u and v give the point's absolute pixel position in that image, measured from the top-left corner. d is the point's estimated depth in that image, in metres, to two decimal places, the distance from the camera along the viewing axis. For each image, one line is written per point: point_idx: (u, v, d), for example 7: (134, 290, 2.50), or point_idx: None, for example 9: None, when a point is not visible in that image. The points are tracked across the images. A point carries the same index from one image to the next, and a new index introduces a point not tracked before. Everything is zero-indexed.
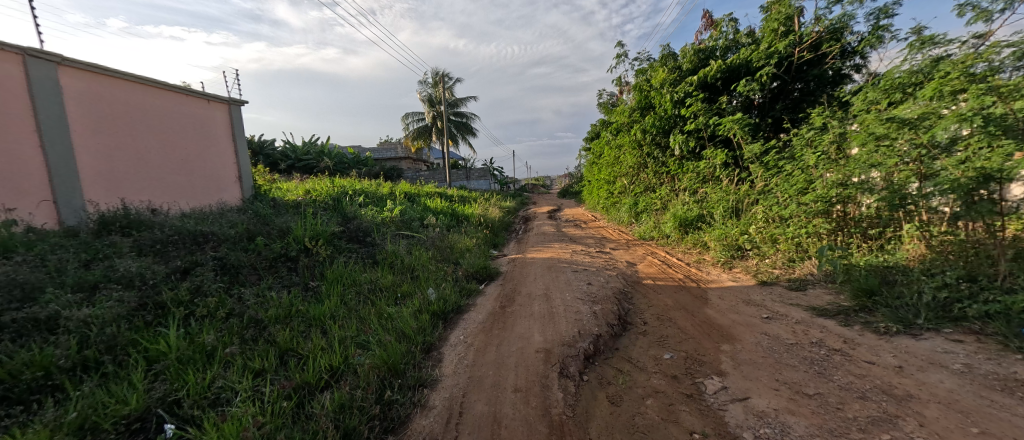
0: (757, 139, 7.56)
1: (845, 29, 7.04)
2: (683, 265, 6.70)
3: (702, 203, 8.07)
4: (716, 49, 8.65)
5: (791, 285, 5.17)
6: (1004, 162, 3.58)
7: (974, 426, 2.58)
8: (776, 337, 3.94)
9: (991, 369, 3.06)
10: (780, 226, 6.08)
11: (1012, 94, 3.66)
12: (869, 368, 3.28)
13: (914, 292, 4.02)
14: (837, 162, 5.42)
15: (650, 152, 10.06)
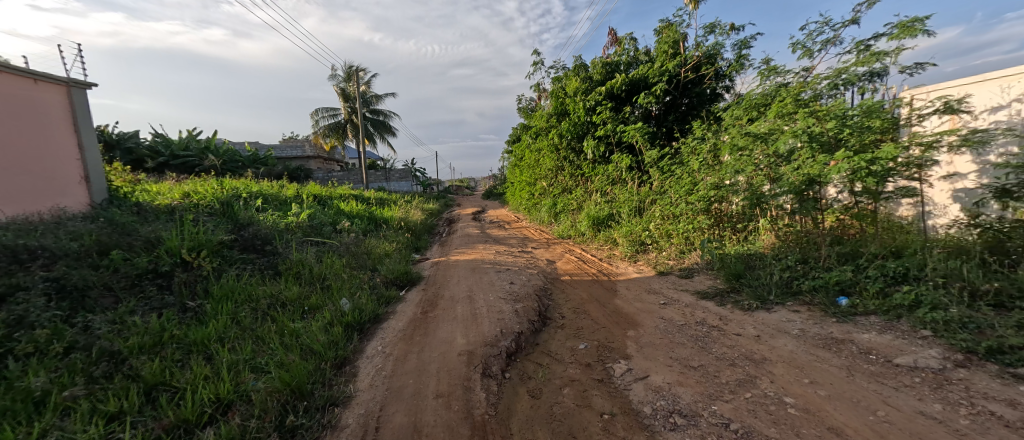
0: (654, 146, 8.57)
1: (718, 56, 8.42)
2: (596, 260, 7.53)
3: (611, 203, 8.97)
4: (620, 63, 9.71)
5: (682, 274, 6.14)
6: (819, 167, 4.71)
7: (805, 377, 3.32)
8: (671, 320, 4.70)
9: (817, 331, 4.03)
10: (672, 222, 7.09)
11: (827, 115, 4.72)
12: (737, 339, 4.09)
13: (768, 274, 5.11)
14: (713, 167, 6.58)
15: (567, 156, 10.96)
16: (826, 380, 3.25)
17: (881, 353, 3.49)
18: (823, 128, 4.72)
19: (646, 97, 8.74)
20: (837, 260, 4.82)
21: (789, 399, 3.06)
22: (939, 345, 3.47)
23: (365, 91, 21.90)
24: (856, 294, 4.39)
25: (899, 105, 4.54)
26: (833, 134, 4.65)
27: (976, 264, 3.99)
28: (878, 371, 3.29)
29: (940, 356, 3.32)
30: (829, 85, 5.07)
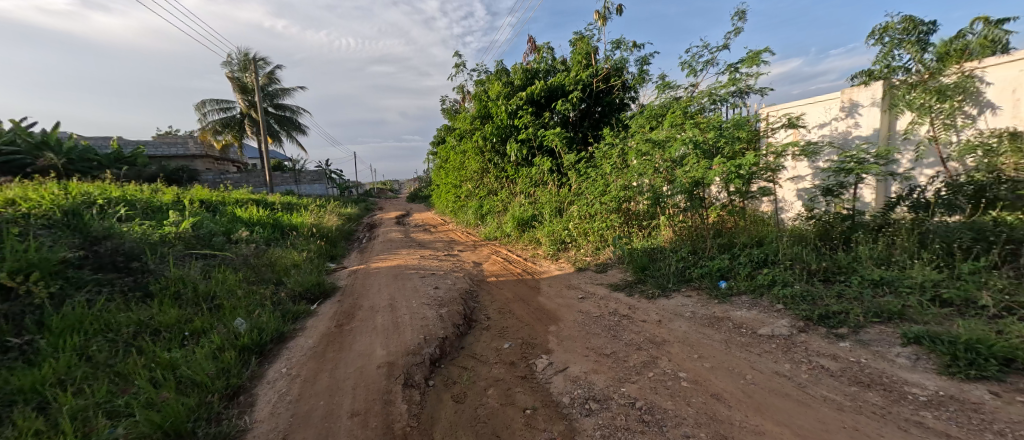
0: (572, 150, 9.20)
1: (624, 69, 9.32)
2: (522, 260, 7.47)
3: (534, 203, 9.25)
4: (538, 71, 10.35)
5: (597, 268, 6.34)
6: (701, 172, 5.29)
7: (696, 354, 3.55)
8: (587, 312, 4.74)
9: (702, 311, 4.39)
10: (589, 221, 7.35)
11: (707, 127, 5.53)
12: (643, 325, 4.26)
13: (668, 265, 5.48)
14: (622, 170, 6.97)
15: (491, 158, 11.17)
16: (711, 354, 3.53)
17: (751, 326, 3.91)
18: (707, 138, 5.43)
19: (564, 103, 9.35)
20: (718, 250, 5.52)
21: (683, 374, 3.25)
22: (789, 315, 3.98)
23: (265, 83, 20.27)
24: (733, 277, 4.88)
25: (760, 119, 5.48)
26: (714, 141, 5.38)
27: (812, 249, 4.62)
28: (744, 342, 3.68)
29: (791, 323, 3.83)
30: (711, 99, 6.02)
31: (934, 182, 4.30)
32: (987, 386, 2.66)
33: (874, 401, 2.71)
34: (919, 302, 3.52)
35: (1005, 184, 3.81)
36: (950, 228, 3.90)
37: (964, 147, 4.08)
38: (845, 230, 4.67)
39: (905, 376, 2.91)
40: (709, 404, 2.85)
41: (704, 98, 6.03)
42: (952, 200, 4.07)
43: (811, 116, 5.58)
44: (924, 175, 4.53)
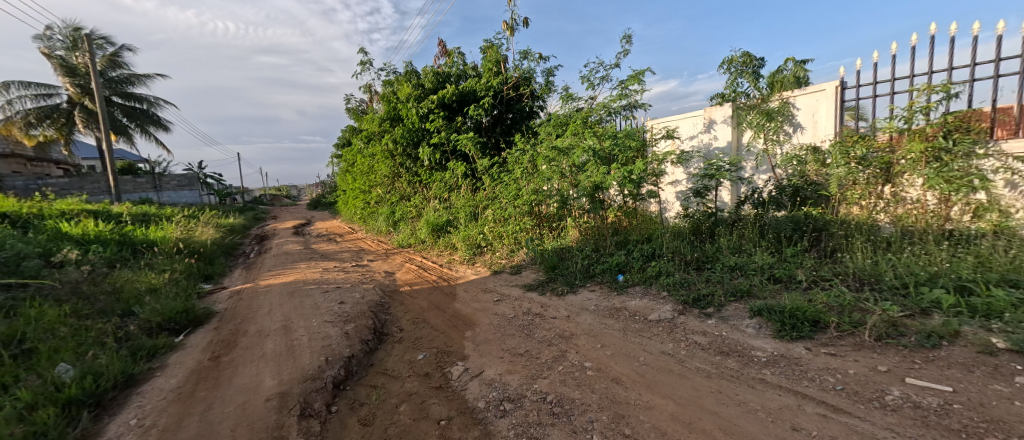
0: (486, 155, 9.42)
1: (532, 79, 9.91)
2: (437, 267, 7.47)
3: (449, 208, 9.35)
4: (449, 75, 10.49)
5: (512, 270, 6.53)
6: (600, 177, 5.70)
7: (598, 343, 3.78)
8: (503, 315, 4.79)
9: (602, 303, 4.75)
10: (503, 225, 7.59)
11: (603, 135, 6.14)
12: (554, 321, 4.43)
13: (574, 263, 5.82)
14: (532, 174, 7.26)
15: (402, 162, 10.94)
16: (611, 342, 3.76)
17: (643, 313, 4.27)
18: (603, 146, 5.81)
19: (477, 109, 9.58)
20: (615, 246, 6.02)
21: (588, 364, 3.40)
22: (670, 300, 4.41)
23: (105, 69, 17.06)
24: (628, 271, 5.26)
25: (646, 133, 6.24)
26: (611, 149, 5.76)
27: (686, 242, 5.28)
28: (638, 328, 4.00)
29: (672, 307, 4.24)
30: (605, 111, 6.71)
31: (769, 183, 5.23)
32: (808, 344, 3.22)
33: (733, 367, 3.11)
34: (759, 280, 4.13)
35: (811, 185, 4.78)
36: (774, 222, 4.77)
37: (786, 156, 4.96)
38: (707, 226, 5.46)
39: (750, 344, 3.39)
40: (610, 388, 3.00)
41: (601, 109, 6.68)
42: (777, 198, 5.02)
43: (684, 129, 6.36)
44: (761, 179, 5.48)
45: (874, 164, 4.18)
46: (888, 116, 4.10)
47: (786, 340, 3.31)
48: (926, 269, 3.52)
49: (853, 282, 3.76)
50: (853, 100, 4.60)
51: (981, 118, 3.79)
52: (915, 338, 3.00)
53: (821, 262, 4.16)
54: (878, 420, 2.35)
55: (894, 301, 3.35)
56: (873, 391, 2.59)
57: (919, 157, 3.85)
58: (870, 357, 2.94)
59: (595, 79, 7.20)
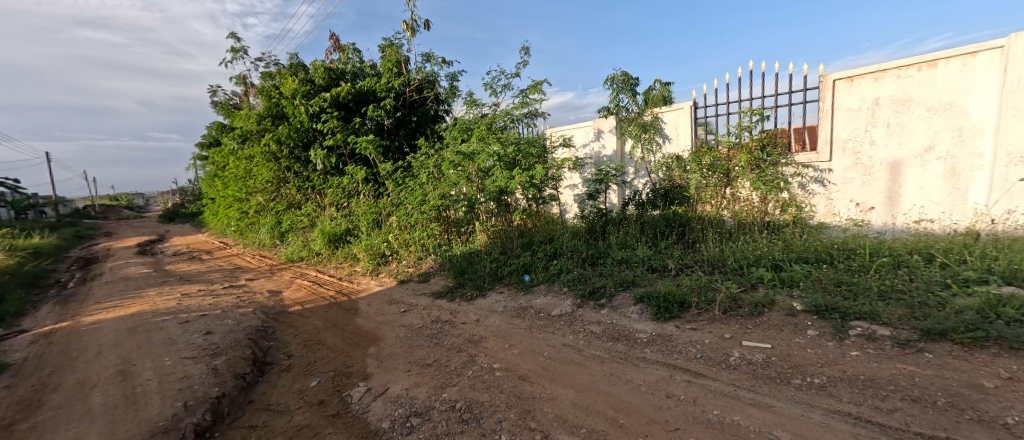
0: (387, 159, 8.75)
1: (436, 83, 9.39)
2: (335, 281, 6.37)
3: (348, 217, 8.21)
4: (344, 72, 9.57)
5: (420, 279, 5.86)
6: (504, 180, 5.71)
7: (509, 344, 3.54)
8: (410, 326, 4.26)
9: (511, 303, 4.53)
10: (409, 231, 6.89)
11: (506, 140, 6.14)
12: (464, 327, 4.08)
13: (483, 266, 5.50)
14: (438, 178, 6.86)
15: (289, 165, 9.52)
16: (519, 341, 3.60)
17: (546, 310, 4.18)
18: (507, 151, 5.91)
19: (376, 110, 8.82)
20: (521, 249, 5.78)
21: (497, 365, 3.18)
22: (570, 295, 4.39)
23: None
24: (534, 270, 5.10)
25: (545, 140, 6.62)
26: (513, 155, 5.88)
27: (584, 240, 5.40)
28: (543, 324, 3.90)
29: (571, 301, 4.22)
30: (508, 118, 6.94)
31: (647, 186, 5.98)
32: (677, 322, 3.42)
33: (622, 350, 3.20)
34: (641, 271, 4.35)
35: (676, 187, 5.54)
36: (651, 220, 5.39)
37: (658, 163, 5.78)
38: (601, 226, 5.75)
39: (635, 327, 3.51)
40: (517, 386, 2.84)
41: (504, 116, 6.93)
42: (653, 199, 5.71)
43: (578, 138, 7.01)
44: (640, 183, 6.24)
45: (718, 170, 5.12)
46: (725, 132, 5.07)
47: (660, 320, 3.49)
48: (749, 254, 4.11)
49: (708, 268, 4.18)
50: (704, 116, 5.53)
51: (786, 134, 4.89)
52: (748, 307, 3.38)
53: (688, 252, 4.61)
54: (724, 379, 2.62)
55: (733, 279, 3.79)
56: (721, 355, 2.88)
57: (746, 164, 4.84)
58: (718, 327, 3.24)
59: (499, 87, 7.00)
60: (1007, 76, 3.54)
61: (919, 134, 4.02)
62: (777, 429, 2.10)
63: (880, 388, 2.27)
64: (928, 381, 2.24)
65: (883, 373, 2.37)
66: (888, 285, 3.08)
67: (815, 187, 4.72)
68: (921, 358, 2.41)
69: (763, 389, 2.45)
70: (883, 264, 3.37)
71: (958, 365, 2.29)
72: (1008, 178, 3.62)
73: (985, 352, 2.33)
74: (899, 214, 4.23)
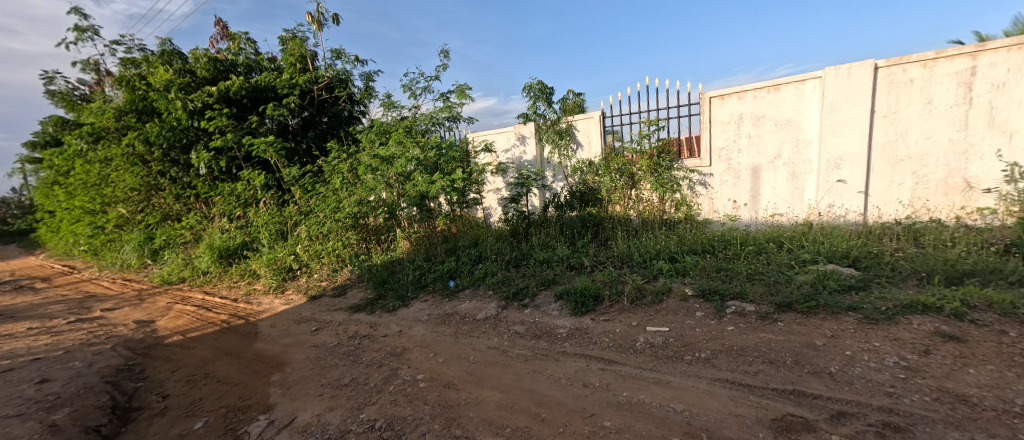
0: (293, 164, 7.25)
1: (349, 82, 7.93)
2: (229, 304, 5.29)
3: (245, 229, 6.75)
4: (235, 64, 7.56)
5: (335, 293, 5.13)
6: (425, 185, 5.45)
7: (435, 354, 3.26)
8: (324, 345, 3.71)
9: (436, 310, 4.21)
10: (322, 241, 6.06)
11: (426, 145, 5.84)
12: (385, 339, 3.68)
13: (406, 275, 5.05)
14: (355, 184, 6.15)
15: (161, 170, 7.52)
16: (444, 348, 3.35)
17: (472, 314, 3.97)
18: (427, 156, 5.70)
19: (276, 109, 7.27)
20: (445, 253, 5.48)
21: (420, 376, 2.92)
22: (494, 297, 4.23)
23: None
24: (459, 275, 4.82)
25: (467, 145, 6.59)
26: (434, 160, 5.70)
27: (507, 242, 5.40)
28: (468, 328, 3.69)
29: (495, 304, 4.09)
30: (430, 121, 6.39)
31: (564, 189, 6.40)
32: (593, 315, 3.55)
33: (545, 346, 3.20)
34: (561, 269, 4.41)
35: (590, 190, 5.96)
36: (569, 221, 5.74)
37: (574, 167, 6.15)
38: (524, 227, 5.92)
39: (555, 323, 3.55)
40: (443, 395, 2.63)
41: (426, 119, 6.34)
42: (570, 201, 6.09)
43: (498, 143, 7.17)
44: (558, 186, 6.62)
45: (625, 173, 5.66)
46: (629, 140, 5.66)
47: (577, 314, 3.59)
48: (650, 249, 4.50)
49: (618, 262, 4.47)
50: (611, 125, 5.98)
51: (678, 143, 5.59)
52: (650, 295, 3.65)
53: (601, 249, 4.90)
54: (633, 362, 2.80)
55: (638, 272, 4.13)
56: (630, 341, 3.07)
57: (646, 169, 5.53)
58: (628, 316, 3.45)
59: (417, 90, 6.46)
60: (825, 99, 4.45)
61: (770, 144, 4.88)
62: (676, 402, 2.29)
63: (750, 355, 2.64)
64: (782, 344, 2.69)
65: (751, 342, 2.77)
66: (754, 269, 3.68)
67: (699, 189, 5.45)
68: (775, 326, 2.90)
69: (664, 368, 2.68)
70: (749, 251, 4.04)
71: (799, 329, 2.81)
72: (831, 180, 4.55)
73: (818, 316, 2.89)
74: (760, 210, 5.06)
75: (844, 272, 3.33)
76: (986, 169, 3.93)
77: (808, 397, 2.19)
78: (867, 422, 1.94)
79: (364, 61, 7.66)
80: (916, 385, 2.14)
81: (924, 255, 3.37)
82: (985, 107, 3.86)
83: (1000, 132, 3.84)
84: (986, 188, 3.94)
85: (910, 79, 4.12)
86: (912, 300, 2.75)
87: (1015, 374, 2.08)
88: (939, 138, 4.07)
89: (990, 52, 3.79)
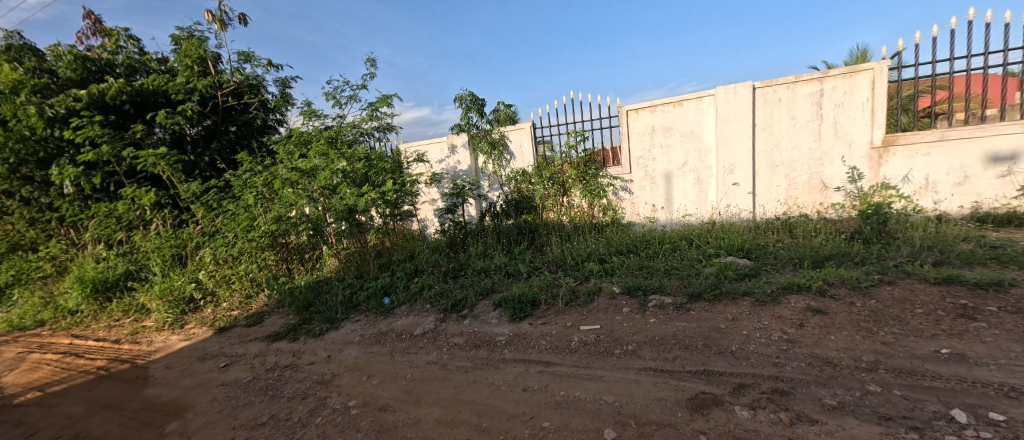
0: (193, 179, 6.34)
1: (262, 87, 7.12)
2: (109, 347, 4.42)
3: (130, 256, 5.80)
4: (112, 64, 6.41)
5: (249, 322, 4.62)
6: (353, 199, 5.19)
7: (368, 378, 3.08)
8: (235, 382, 3.30)
9: (368, 330, 4.01)
10: (232, 265, 5.50)
11: (353, 157, 5.39)
12: (309, 368, 3.41)
13: (333, 295, 4.73)
14: (272, 200, 5.64)
15: (8, 189, 6.16)
16: (378, 369, 3.21)
17: (408, 330, 3.85)
18: (354, 168, 5.33)
19: (169, 116, 6.26)
20: (379, 269, 5.32)
21: (353, 402, 2.74)
22: (432, 311, 4.15)
23: None
24: (394, 291, 4.67)
25: (400, 156, 6.19)
26: (362, 172, 5.33)
27: (444, 254, 5.39)
28: (405, 346, 3.57)
29: (433, 317, 4.01)
30: (357, 131, 5.83)
31: (501, 198, 6.52)
32: (530, 320, 3.66)
33: (484, 356, 3.20)
34: (499, 278, 4.52)
35: (525, 199, 6.18)
36: (505, 229, 5.83)
37: (508, 176, 6.40)
38: (461, 238, 5.92)
39: (493, 331, 3.59)
40: (377, 419, 2.49)
41: (351, 128, 5.79)
42: (506, 210, 6.20)
43: (432, 154, 7.21)
44: (494, 195, 6.78)
45: (557, 182, 5.98)
46: (558, 151, 6.00)
47: (516, 320, 3.68)
48: (582, 252, 4.80)
49: (553, 267, 4.68)
50: (542, 136, 6.28)
51: (602, 153, 6.04)
52: (582, 296, 3.85)
53: (537, 255, 5.07)
54: (568, 361, 2.92)
55: (571, 275, 4.35)
56: (565, 342, 3.20)
57: (576, 177, 5.88)
58: (563, 317, 3.61)
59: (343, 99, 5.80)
60: (719, 113, 5.09)
61: (678, 153, 5.47)
62: (607, 395, 2.44)
63: (669, 343, 2.89)
64: (693, 330, 3.00)
65: (669, 331, 3.05)
66: (670, 264, 4.10)
67: (623, 194, 5.94)
68: (687, 315, 3.23)
69: (596, 364, 2.83)
70: (666, 249, 4.49)
71: (707, 315, 3.16)
72: (726, 183, 5.22)
73: (722, 302, 3.29)
74: (674, 212, 5.64)
75: (740, 263, 3.86)
76: (837, 172, 4.75)
77: (716, 374, 2.48)
78: (761, 391, 2.24)
79: (279, 65, 7.27)
80: (796, 354, 2.51)
81: (797, 244, 4.01)
82: (831, 122, 4.67)
83: (842, 142, 4.67)
84: (837, 187, 4.77)
85: (780, 98, 4.87)
86: (791, 282, 3.26)
87: (863, 336, 2.56)
88: (803, 147, 4.84)
89: (834, 78, 4.60)
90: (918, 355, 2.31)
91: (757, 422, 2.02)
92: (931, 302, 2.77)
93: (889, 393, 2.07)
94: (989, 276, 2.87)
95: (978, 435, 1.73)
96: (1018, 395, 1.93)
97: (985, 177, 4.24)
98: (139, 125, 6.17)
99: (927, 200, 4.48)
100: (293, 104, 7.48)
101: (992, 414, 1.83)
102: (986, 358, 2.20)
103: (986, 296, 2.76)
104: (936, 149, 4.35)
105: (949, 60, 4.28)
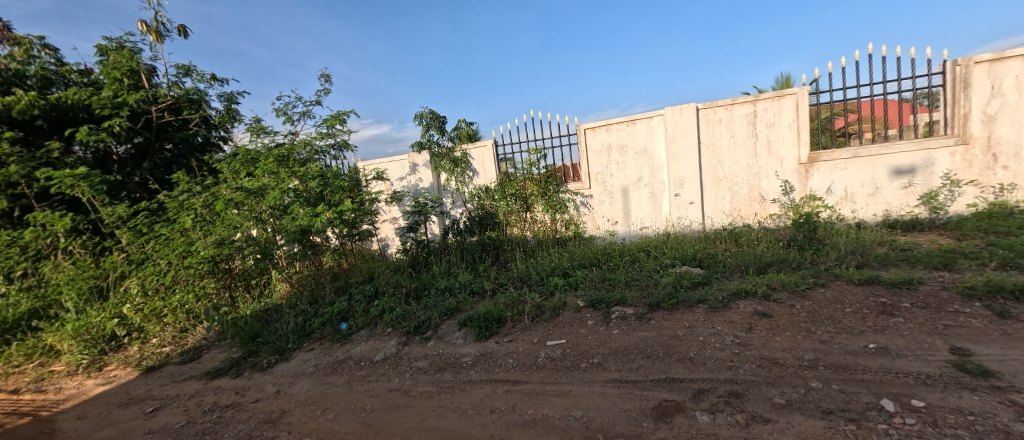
0: (121, 201, 5.86)
1: (204, 102, 6.84)
2: (7, 398, 3.93)
3: (37, 290, 5.24)
4: (21, 75, 5.79)
5: (183, 359, 4.31)
6: (307, 219, 4.96)
7: (323, 413, 2.95)
8: (168, 428, 3.05)
9: (324, 359, 3.85)
10: (165, 295, 5.18)
11: (304, 175, 5.15)
12: (254, 406, 3.22)
13: (284, 323, 4.52)
14: (212, 223, 5.34)
15: None
16: (334, 402, 3.08)
17: (368, 356, 3.73)
18: (308, 186, 5.11)
19: (90, 132, 5.81)
20: (334, 293, 5.13)
21: None
22: (394, 334, 4.05)
23: None
24: (352, 316, 4.52)
25: (359, 174, 6.06)
26: (317, 190, 5.14)
27: (405, 274, 5.31)
28: (364, 374, 3.46)
29: (396, 341, 3.92)
30: (309, 149, 5.67)
31: (463, 215, 6.52)
32: (497, 338, 3.66)
33: (450, 379, 3.16)
34: (464, 296, 4.48)
35: (488, 215, 6.18)
36: (469, 246, 5.79)
37: (471, 193, 6.42)
38: (424, 257, 5.79)
39: (459, 352, 3.54)
40: None
41: (304, 145, 5.57)
42: (469, 227, 6.12)
43: (392, 172, 7.17)
44: (457, 212, 6.79)
45: (519, 197, 6.10)
46: (519, 168, 6.13)
47: (481, 339, 3.65)
48: (547, 266, 4.86)
49: (518, 283, 4.71)
50: (504, 154, 6.37)
51: (562, 169, 6.18)
52: (547, 311, 3.90)
53: (502, 272, 5.08)
54: (535, 378, 2.94)
55: (536, 290, 4.38)
56: (531, 358, 3.22)
57: (537, 193, 6.04)
58: (528, 334, 3.63)
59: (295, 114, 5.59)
60: (666, 132, 5.42)
61: (632, 169, 5.74)
62: (574, 410, 2.48)
63: (632, 353, 2.98)
64: (654, 339, 3.11)
65: (632, 341, 3.14)
66: (631, 276, 4.25)
67: (583, 209, 6.12)
68: (649, 324, 3.34)
69: (563, 379, 2.87)
70: (626, 261, 4.66)
71: (666, 324, 3.29)
72: (676, 197, 5.52)
73: (678, 310, 3.45)
74: (631, 225, 5.90)
75: (693, 272, 4.06)
76: (772, 184, 5.14)
77: (677, 381, 2.57)
78: (718, 395, 2.36)
79: (223, 80, 7.00)
80: (747, 356, 2.67)
81: (743, 252, 4.28)
82: (764, 140, 5.08)
83: (774, 158, 5.08)
84: (772, 199, 5.17)
85: (719, 119, 5.26)
86: (739, 288, 3.49)
87: (803, 336, 2.77)
88: (741, 163, 5.23)
89: (764, 100, 5.02)
90: (851, 351, 2.52)
91: (716, 425, 2.12)
92: (857, 301, 3.05)
93: (829, 388, 2.24)
94: (901, 276, 3.21)
95: (904, 422, 1.91)
96: (933, 382, 2.15)
97: (891, 189, 4.74)
98: (56, 142, 5.69)
99: (847, 209, 4.94)
100: (239, 120, 7.21)
101: (913, 401, 2.03)
102: (905, 350, 2.44)
103: (901, 293, 3.08)
104: (851, 164, 4.83)
105: (857, 86, 4.81)
